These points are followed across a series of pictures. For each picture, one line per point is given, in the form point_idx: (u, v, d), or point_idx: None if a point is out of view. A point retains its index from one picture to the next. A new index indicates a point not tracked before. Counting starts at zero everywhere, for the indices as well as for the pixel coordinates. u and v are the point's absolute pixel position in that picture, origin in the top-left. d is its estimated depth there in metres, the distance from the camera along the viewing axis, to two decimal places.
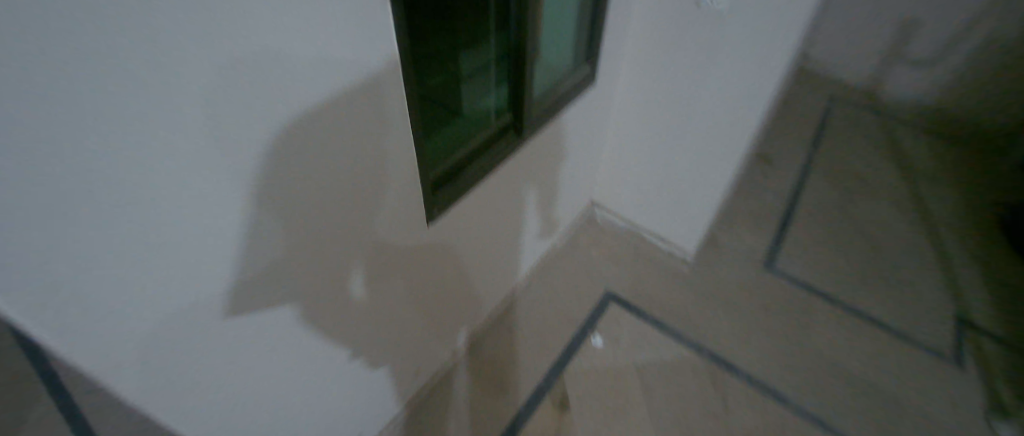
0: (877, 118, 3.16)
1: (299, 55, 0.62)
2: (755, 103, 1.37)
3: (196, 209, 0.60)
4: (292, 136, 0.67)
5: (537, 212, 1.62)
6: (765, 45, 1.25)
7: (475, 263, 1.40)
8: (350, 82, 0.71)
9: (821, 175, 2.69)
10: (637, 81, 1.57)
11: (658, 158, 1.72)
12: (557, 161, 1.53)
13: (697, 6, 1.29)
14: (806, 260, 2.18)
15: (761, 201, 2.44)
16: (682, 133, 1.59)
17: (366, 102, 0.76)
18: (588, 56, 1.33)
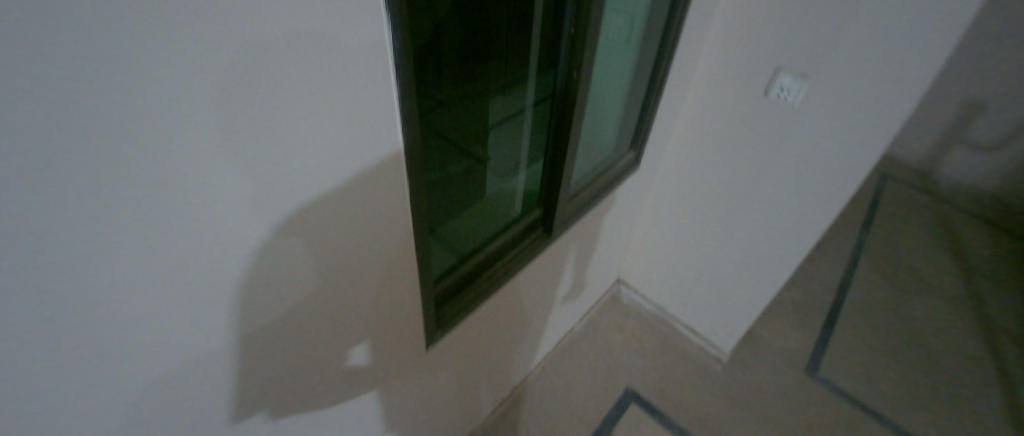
0: (930, 202, 2.92)
1: (308, 159, 0.48)
2: (821, 203, 1.19)
3: (154, 339, 0.45)
4: (263, 265, 0.51)
5: (560, 292, 1.45)
6: (841, 141, 1.09)
7: (488, 350, 1.23)
8: (350, 194, 0.56)
9: (869, 263, 2.45)
10: (685, 165, 1.41)
11: (698, 246, 1.55)
12: (588, 239, 1.37)
13: (765, 93, 1.14)
14: (856, 366, 1.92)
15: (803, 292, 2.21)
16: (730, 224, 1.41)
17: (370, 216, 0.60)
18: (635, 139, 1.19)
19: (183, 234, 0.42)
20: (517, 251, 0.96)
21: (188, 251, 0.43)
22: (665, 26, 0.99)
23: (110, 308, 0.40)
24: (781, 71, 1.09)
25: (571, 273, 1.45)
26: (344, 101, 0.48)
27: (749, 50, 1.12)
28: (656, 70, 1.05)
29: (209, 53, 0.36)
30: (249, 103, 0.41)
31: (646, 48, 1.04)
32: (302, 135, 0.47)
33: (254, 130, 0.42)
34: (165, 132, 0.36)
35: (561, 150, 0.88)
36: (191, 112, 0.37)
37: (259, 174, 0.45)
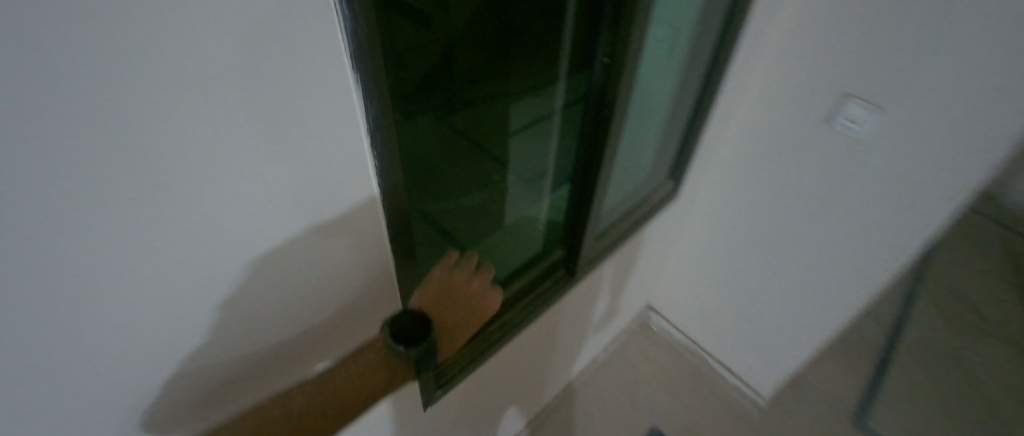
0: (1012, 230, 2.58)
1: (279, 219, 0.42)
2: (889, 247, 1.02)
3: (135, 403, 0.41)
4: (225, 335, 0.43)
5: (595, 317, 1.37)
6: (918, 180, 0.92)
7: (519, 375, 1.18)
8: (324, 256, 0.48)
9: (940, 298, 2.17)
10: (727, 193, 1.29)
11: (739, 279, 1.41)
12: (628, 263, 1.29)
13: (827, 123, 1.00)
14: (923, 421, 1.67)
15: (861, 330, 1.98)
16: (776, 260, 1.27)
17: (349, 276, 0.52)
18: (674, 166, 1.11)
19: (179, 296, 0.38)
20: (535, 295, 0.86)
21: (179, 312, 0.39)
22: (715, 46, 0.91)
23: (88, 375, 0.36)
24: (847, 99, 0.95)
25: (608, 297, 1.37)
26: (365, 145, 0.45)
27: (810, 70, 0.98)
28: (703, 93, 0.98)
29: (212, 108, 0.32)
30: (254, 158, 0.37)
31: (691, 70, 0.96)
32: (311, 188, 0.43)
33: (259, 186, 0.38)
34: (158, 193, 0.32)
35: (588, 191, 0.77)
36: (189, 171, 0.33)
37: (266, 231, 0.41)
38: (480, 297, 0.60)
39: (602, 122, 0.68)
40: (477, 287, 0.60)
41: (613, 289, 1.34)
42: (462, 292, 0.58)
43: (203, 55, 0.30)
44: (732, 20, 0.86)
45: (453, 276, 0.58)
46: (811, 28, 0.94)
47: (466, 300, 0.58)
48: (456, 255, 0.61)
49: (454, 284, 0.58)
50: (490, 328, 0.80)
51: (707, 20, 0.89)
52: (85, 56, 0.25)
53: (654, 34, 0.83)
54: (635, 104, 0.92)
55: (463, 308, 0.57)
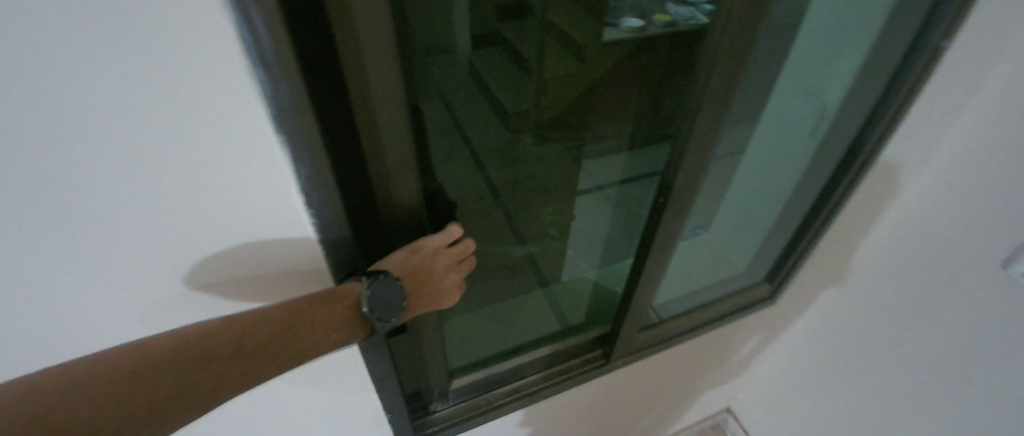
0: None
1: (174, 206, 0.37)
2: None
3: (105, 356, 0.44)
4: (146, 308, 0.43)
5: (736, 361, 1.23)
6: None
7: (653, 391, 1.12)
8: (235, 256, 0.43)
9: None
10: (854, 318, 1.04)
11: (853, 422, 1.12)
12: (789, 316, 1.14)
13: (1004, 265, 0.76)
14: None
15: None
16: (913, 418, 0.97)
17: (276, 285, 0.47)
18: (774, 269, 0.96)
19: (147, 277, 0.41)
20: (547, 373, 0.84)
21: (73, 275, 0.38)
22: (857, 135, 0.76)
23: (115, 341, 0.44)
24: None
25: (758, 346, 1.21)
26: (299, 200, 0.42)
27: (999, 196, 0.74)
28: (829, 190, 0.81)
29: (187, 136, 0.34)
30: (227, 188, 0.38)
31: (820, 158, 0.81)
32: (288, 225, 0.44)
33: (238, 212, 0.40)
34: (138, 202, 0.36)
35: (632, 274, 0.69)
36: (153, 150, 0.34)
37: (239, 238, 0.42)
38: (445, 294, 0.56)
39: (654, 209, 0.61)
40: (448, 281, 0.56)
41: (765, 338, 1.20)
42: (434, 280, 0.54)
43: (185, 90, 0.32)
44: (884, 106, 0.71)
45: (434, 260, 0.54)
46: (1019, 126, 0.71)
47: (434, 288, 0.54)
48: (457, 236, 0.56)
49: (431, 269, 0.53)
50: (497, 392, 0.81)
51: (852, 105, 0.74)
52: (74, 82, 0.29)
53: (798, 106, 0.78)
54: (743, 181, 0.85)
55: (429, 296, 0.53)
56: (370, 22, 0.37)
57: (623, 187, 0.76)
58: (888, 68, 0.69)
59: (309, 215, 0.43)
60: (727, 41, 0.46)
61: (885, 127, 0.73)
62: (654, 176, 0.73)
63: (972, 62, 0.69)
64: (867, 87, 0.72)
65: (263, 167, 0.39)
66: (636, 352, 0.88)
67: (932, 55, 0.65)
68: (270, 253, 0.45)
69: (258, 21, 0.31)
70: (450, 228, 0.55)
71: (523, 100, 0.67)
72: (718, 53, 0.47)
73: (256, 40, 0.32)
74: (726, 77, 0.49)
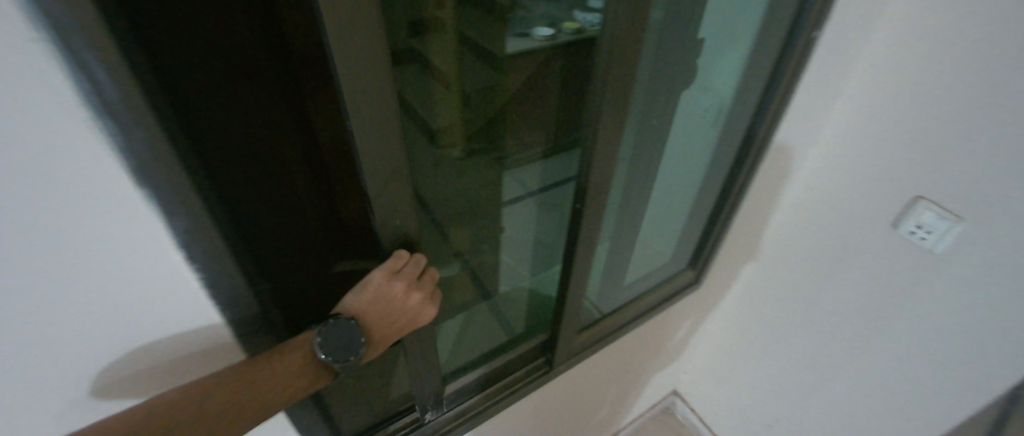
0: None
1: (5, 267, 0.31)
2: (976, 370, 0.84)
3: None
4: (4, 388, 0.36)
5: (674, 345, 1.30)
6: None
7: (602, 386, 1.16)
8: (98, 310, 0.37)
9: None
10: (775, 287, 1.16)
11: (781, 378, 1.24)
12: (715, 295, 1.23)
13: (893, 225, 0.88)
14: None
15: None
16: (830, 366, 1.09)
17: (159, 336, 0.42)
18: (695, 255, 1.03)
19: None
20: (493, 390, 0.83)
21: None
22: (749, 124, 0.84)
23: None
24: (920, 203, 0.82)
25: (692, 327, 1.30)
26: (177, 256, 0.38)
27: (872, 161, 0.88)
28: (733, 176, 0.89)
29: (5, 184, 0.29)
30: (79, 253, 0.34)
31: (722, 147, 0.88)
32: (166, 282, 0.39)
33: (96, 279, 0.36)
34: None
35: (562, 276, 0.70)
36: None
37: (97, 290, 0.36)
38: (413, 316, 0.54)
39: (574, 212, 0.63)
40: (414, 303, 0.53)
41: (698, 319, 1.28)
42: (397, 307, 0.52)
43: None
44: (770, 97, 0.79)
45: (390, 287, 0.51)
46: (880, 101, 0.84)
47: (400, 316, 0.52)
48: (405, 256, 0.53)
49: (391, 296, 0.51)
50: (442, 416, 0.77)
51: (744, 96, 0.81)
52: None
53: (697, 101, 0.82)
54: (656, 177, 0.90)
55: (397, 324, 0.52)
56: (362, 49, 0.37)
57: (543, 193, 0.77)
58: (770, 62, 0.76)
59: (191, 266, 0.39)
60: (622, 46, 0.48)
61: (773, 117, 0.81)
62: (569, 181, 0.74)
63: (835, 51, 0.79)
64: (754, 80, 0.79)
65: (124, 224, 0.35)
66: (578, 352, 0.90)
67: (805, 46, 0.73)
68: (143, 317, 0.40)
69: (99, 71, 0.28)
70: (396, 253, 0.52)
71: (452, 113, 0.66)
72: (617, 56, 0.49)
73: (95, 87, 0.29)
74: (624, 80, 0.51)
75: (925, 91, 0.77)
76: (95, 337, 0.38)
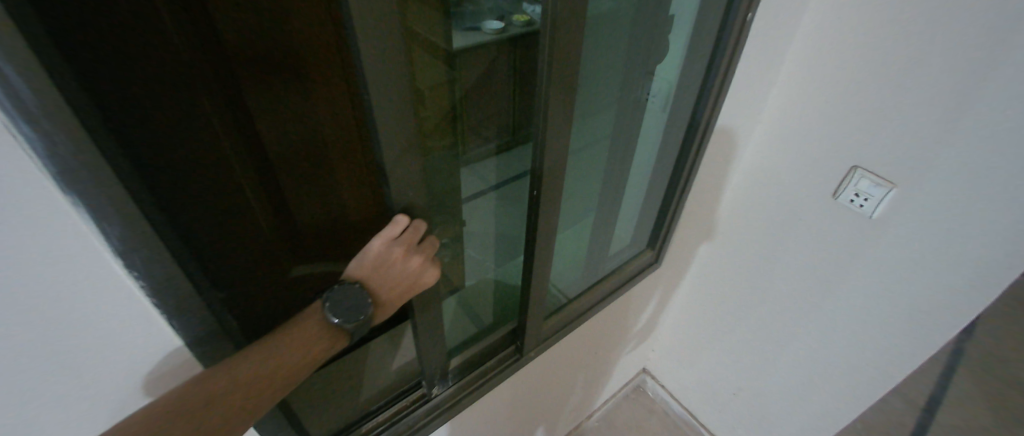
0: None
1: None
2: (908, 322, 0.92)
3: None
4: None
5: (640, 325, 1.36)
6: (948, 253, 0.83)
7: (575, 370, 1.20)
8: (29, 326, 0.35)
9: (990, 366, 1.96)
10: (730, 261, 1.23)
11: (740, 347, 1.32)
12: (676, 273, 1.30)
13: (834, 196, 0.95)
14: None
15: (902, 394, 1.81)
16: (784, 328, 1.17)
17: (98, 346, 0.40)
18: (653, 237, 1.07)
19: None
20: (465, 382, 0.83)
21: None
22: (694, 106, 0.87)
23: None
24: (858, 172, 0.89)
25: (654, 306, 1.35)
26: (116, 266, 0.37)
27: (812, 135, 0.94)
28: (682, 157, 0.93)
29: None
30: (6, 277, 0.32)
31: (672, 128, 0.92)
32: (105, 292, 0.38)
33: (26, 297, 0.34)
34: None
35: (526, 264, 0.71)
36: None
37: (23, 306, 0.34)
38: (417, 278, 0.56)
39: (532, 201, 0.64)
40: (415, 266, 0.56)
41: (661, 297, 1.34)
42: (398, 270, 0.55)
43: None
44: (710, 80, 0.82)
45: (389, 252, 0.54)
46: (812, 80, 0.90)
47: (403, 278, 0.55)
48: (402, 222, 0.54)
49: (391, 261, 0.54)
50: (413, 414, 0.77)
51: (687, 79, 0.85)
52: None
53: (646, 86, 0.85)
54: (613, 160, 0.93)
55: (401, 286, 0.55)
56: (382, 42, 0.41)
57: (501, 188, 0.80)
58: (709, 43, 0.79)
59: (128, 272, 0.37)
60: (565, 32, 0.48)
61: (714, 99, 0.85)
62: (524, 174, 0.78)
63: (768, 32, 0.84)
64: (695, 63, 0.82)
65: (54, 238, 0.33)
66: (547, 338, 0.92)
67: (740, 28, 0.76)
68: (83, 339, 0.39)
69: (16, 79, 0.27)
70: (394, 219, 0.54)
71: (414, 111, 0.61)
72: (560, 40, 0.49)
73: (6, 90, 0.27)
74: (568, 67, 0.52)
75: (849, 67, 0.84)
76: (33, 365, 0.37)
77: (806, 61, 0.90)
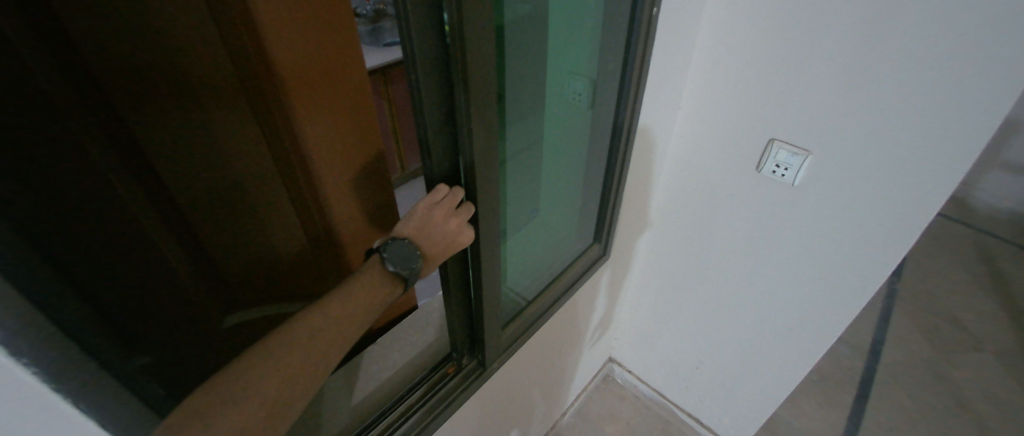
0: (967, 233, 2.68)
1: None
2: (834, 273, 1.02)
3: None
4: None
5: (598, 316, 1.40)
6: (855, 205, 0.93)
7: (542, 369, 1.21)
8: None
9: (908, 301, 2.20)
10: (674, 243, 1.30)
11: (695, 322, 1.39)
12: (626, 262, 1.35)
13: (757, 169, 1.03)
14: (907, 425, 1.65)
15: (840, 341, 1.99)
16: (731, 299, 1.25)
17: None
18: (597, 230, 1.12)
19: None
20: (466, 372, 0.85)
21: None
22: (616, 107, 0.93)
23: None
24: (774, 144, 0.98)
25: (609, 297, 1.40)
26: (0, 354, 0.31)
27: (729, 116, 1.02)
28: (613, 149, 0.97)
29: None
30: None
31: (599, 123, 0.97)
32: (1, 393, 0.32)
33: None
34: None
35: (474, 277, 0.71)
36: None
37: None
38: (456, 237, 0.62)
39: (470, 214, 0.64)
40: (454, 226, 0.61)
41: (615, 287, 1.39)
42: (440, 229, 0.60)
43: None
44: (628, 69, 0.85)
45: (432, 214, 0.59)
46: (720, 66, 0.98)
47: (444, 237, 0.60)
48: (442, 191, 0.60)
49: (434, 222, 0.59)
50: None
51: (604, 70, 0.89)
52: None
53: (572, 87, 0.89)
54: (549, 161, 0.95)
55: (442, 244, 0.60)
56: (422, 30, 0.47)
57: None
58: (622, 33, 0.84)
59: (26, 364, 0.32)
60: (481, 42, 0.50)
61: (634, 95, 0.89)
62: None
63: (675, 27, 0.90)
64: (609, 54, 0.87)
65: None
66: (508, 344, 0.93)
67: (648, 23, 0.81)
68: None
69: None
70: (436, 187, 0.60)
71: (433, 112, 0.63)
72: (481, 50, 0.51)
73: None
74: (487, 77, 0.54)
75: (750, 51, 0.93)
76: None
77: (714, 50, 0.98)
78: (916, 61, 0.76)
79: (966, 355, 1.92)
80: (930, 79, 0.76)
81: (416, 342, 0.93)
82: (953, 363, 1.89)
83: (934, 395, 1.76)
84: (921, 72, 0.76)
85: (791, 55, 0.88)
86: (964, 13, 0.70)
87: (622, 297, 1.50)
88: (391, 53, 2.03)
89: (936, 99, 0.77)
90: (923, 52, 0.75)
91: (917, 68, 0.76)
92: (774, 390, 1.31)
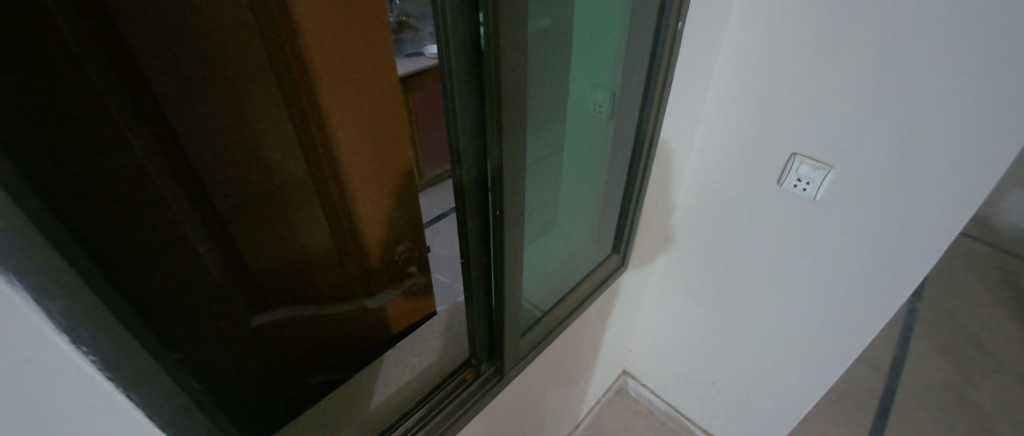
0: (992, 252, 2.60)
1: None
2: (857, 290, 1.00)
3: None
4: None
5: (613, 327, 1.38)
6: (881, 222, 0.90)
7: (556, 379, 1.20)
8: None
9: (932, 321, 2.14)
10: (691, 256, 1.28)
11: (712, 337, 1.37)
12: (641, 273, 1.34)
13: (778, 183, 1.01)
14: None
15: (861, 360, 1.93)
16: (750, 315, 1.23)
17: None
18: (617, 241, 1.12)
19: None
20: (485, 377, 0.86)
21: None
22: (639, 118, 0.93)
23: None
24: (796, 159, 0.96)
25: (624, 309, 1.38)
26: (61, 342, 0.31)
27: (750, 129, 1.01)
28: (635, 159, 0.98)
29: None
30: None
31: (620, 133, 0.97)
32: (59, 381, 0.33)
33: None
34: None
35: (497, 282, 0.71)
36: None
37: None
38: None
39: (495, 221, 0.64)
40: None
41: (631, 299, 1.38)
42: None
43: None
44: (652, 81, 0.86)
45: None
46: (742, 79, 0.98)
47: None
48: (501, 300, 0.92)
49: None
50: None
51: (627, 81, 0.89)
52: None
53: (594, 98, 0.89)
54: (569, 171, 0.95)
55: None
56: (457, 36, 0.48)
57: None
58: (647, 46, 0.84)
59: (83, 353, 0.33)
60: (512, 49, 0.51)
61: (657, 106, 0.90)
62: None
63: (696, 39, 0.90)
64: (632, 66, 0.88)
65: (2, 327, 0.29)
66: (526, 352, 0.92)
67: (673, 34, 0.82)
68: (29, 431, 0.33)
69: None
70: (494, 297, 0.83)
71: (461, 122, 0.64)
72: (513, 57, 0.52)
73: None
74: (516, 85, 0.54)
75: (773, 64, 0.92)
76: None
77: (736, 62, 0.97)
78: (948, 75, 0.74)
79: (996, 379, 1.84)
80: (963, 94, 0.74)
81: (435, 347, 0.92)
82: (980, 385, 1.82)
83: (963, 419, 1.69)
84: (953, 86, 0.74)
85: (816, 69, 0.87)
86: (1001, 26, 0.68)
87: (636, 309, 1.48)
88: (410, 62, 2.07)
89: (969, 113, 0.75)
90: (957, 65, 0.73)
91: (949, 82, 0.74)
92: (794, 409, 1.28)
